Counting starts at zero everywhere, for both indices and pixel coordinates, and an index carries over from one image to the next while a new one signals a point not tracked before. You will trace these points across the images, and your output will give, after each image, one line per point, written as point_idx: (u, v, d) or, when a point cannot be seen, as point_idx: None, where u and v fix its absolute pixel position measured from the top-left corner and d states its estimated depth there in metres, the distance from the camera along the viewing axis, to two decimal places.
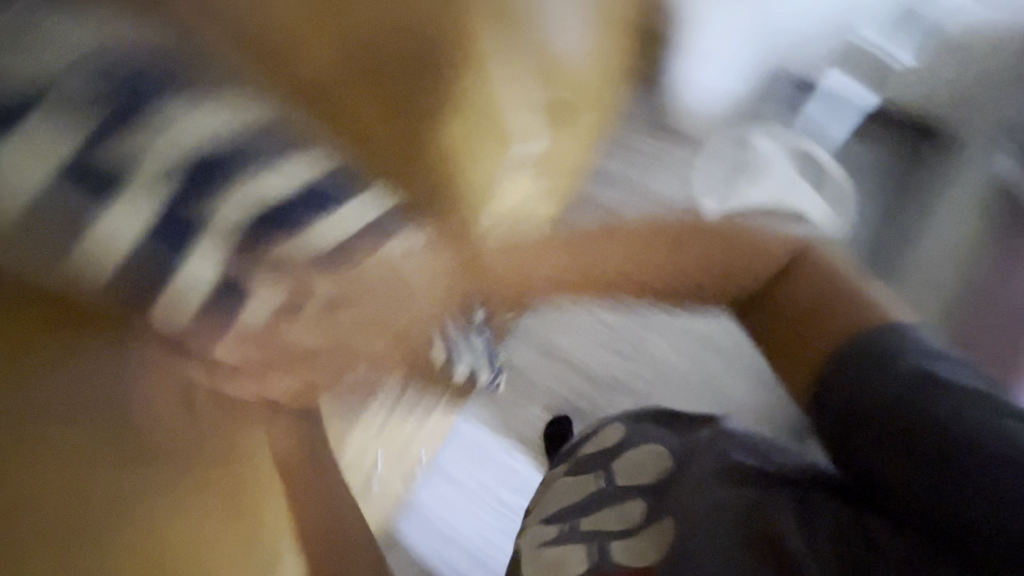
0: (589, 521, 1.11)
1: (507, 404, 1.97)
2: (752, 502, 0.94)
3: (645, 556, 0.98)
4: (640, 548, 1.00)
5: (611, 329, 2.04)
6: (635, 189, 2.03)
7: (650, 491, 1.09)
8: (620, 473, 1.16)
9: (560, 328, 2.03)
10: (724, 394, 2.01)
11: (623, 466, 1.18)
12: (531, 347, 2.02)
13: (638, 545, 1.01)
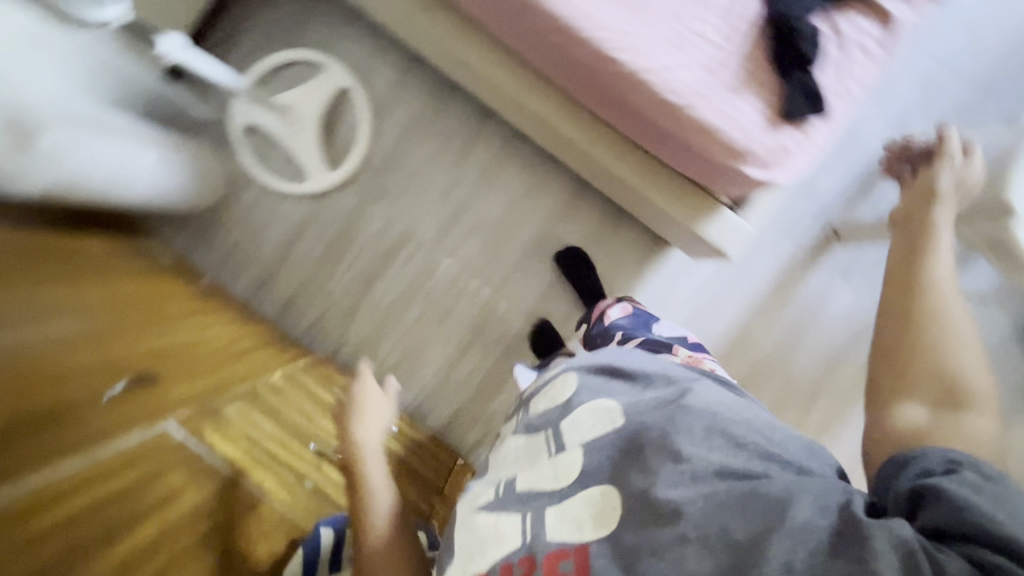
0: (528, 443, 0.72)
1: (438, 391, 1.35)
2: (834, 502, 0.54)
3: (592, 530, 0.58)
4: (591, 509, 0.60)
5: (352, 256, 1.37)
6: (299, 184, 1.35)
7: (633, 443, 0.63)
8: (559, 398, 0.74)
9: (358, 320, 1.36)
10: (445, 115, 1.34)
11: (589, 401, 0.70)
12: (377, 341, 1.35)
13: (579, 511, 0.61)
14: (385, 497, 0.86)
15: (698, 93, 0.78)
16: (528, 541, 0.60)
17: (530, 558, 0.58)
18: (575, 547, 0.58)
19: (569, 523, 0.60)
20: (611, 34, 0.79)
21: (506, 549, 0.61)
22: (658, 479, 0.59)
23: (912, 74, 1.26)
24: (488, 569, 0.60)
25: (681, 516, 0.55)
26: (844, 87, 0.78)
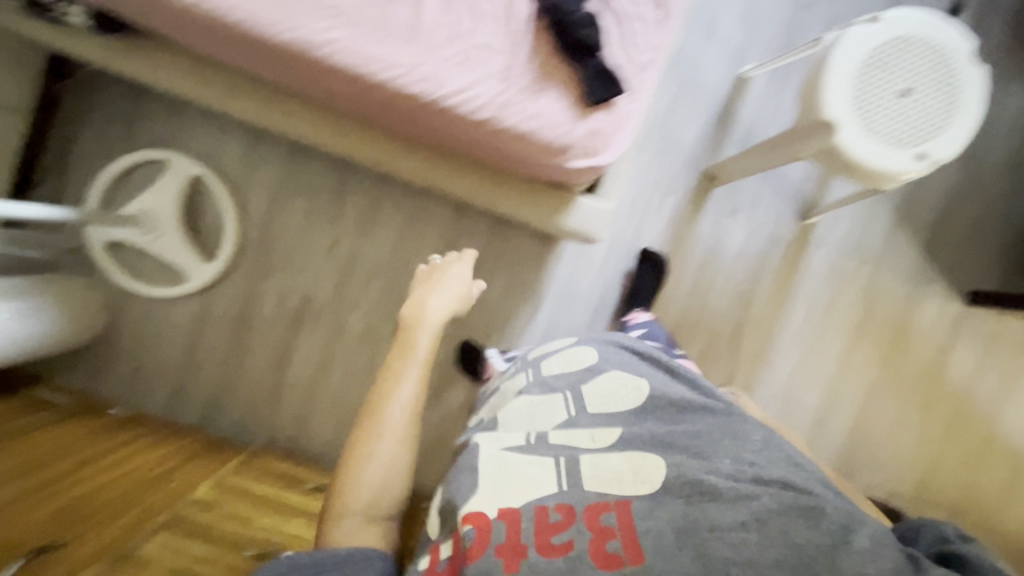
0: (543, 399, 0.86)
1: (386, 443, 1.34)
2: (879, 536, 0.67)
3: (636, 484, 0.72)
4: (632, 470, 0.74)
5: (260, 338, 1.35)
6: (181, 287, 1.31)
7: (687, 445, 0.77)
8: (579, 362, 0.90)
9: (286, 400, 1.34)
10: (306, 174, 1.31)
11: (607, 373, 0.87)
12: (310, 415, 1.34)
13: (618, 466, 0.75)
14: (384, 446, 0.88)
15: (502, 105, 0.78)
16: (563, 488, 0.73)
17: (565, 506, 0.71)
18: (616, 502, 0.71)
19: (603, 480, 0.74)
20: (401, 70, 0.78)
21: (536, 487, 0.74)
22: (714, 469, 0.73)
23: (733, 7, 1.28)
24: (516, 504, 0.72)
25: (754, 495, 0.69)
26: (633, 63, 0.79)
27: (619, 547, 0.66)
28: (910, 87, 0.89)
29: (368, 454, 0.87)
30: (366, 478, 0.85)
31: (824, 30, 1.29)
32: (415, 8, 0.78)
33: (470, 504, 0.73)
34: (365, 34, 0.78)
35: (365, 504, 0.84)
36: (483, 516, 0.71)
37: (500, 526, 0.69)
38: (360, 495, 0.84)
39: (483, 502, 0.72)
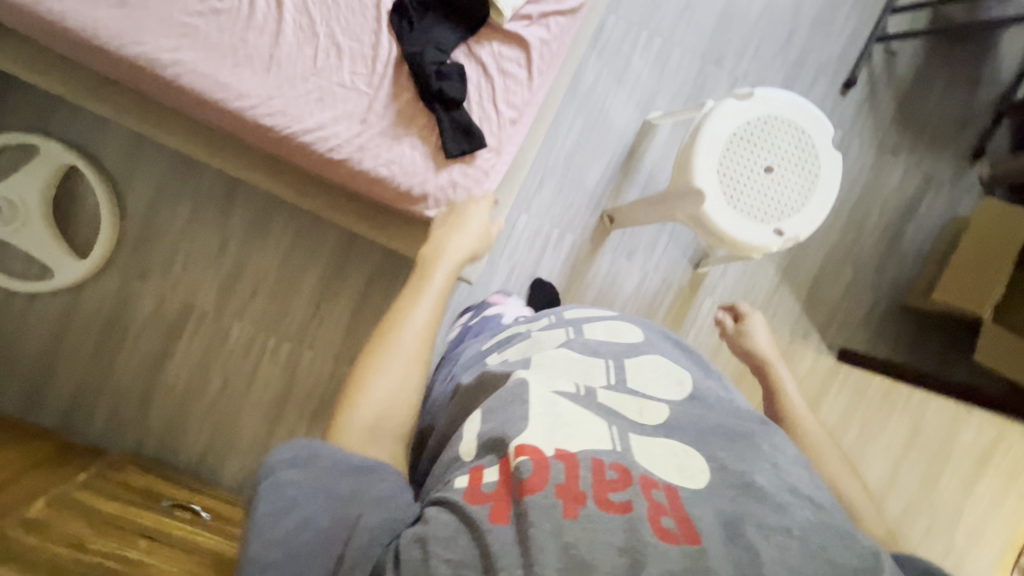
0: (586, 359, 0.66)
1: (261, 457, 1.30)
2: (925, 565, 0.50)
3: (681, 476, 0.50)
4: (676, 459, 0.52)
5: (133, 342, 1.28)
6: (44, 281, 1.23)
7: (733, 435, 0.56)
8: (624, 339, 0.72)
9: (157, 408, 1.29)
10: (192, 175, 1.25)
11: (659, 359, 0.69)
12: (183, 425, 1.29)
13: (663, 452, 0.53)
14: (409, 356, 0.59)
15: (360, 147, 0.76)
16: (619, 449, 0.52)
17: (623, 465, 0.50)
18: (666, 481, 0.49)
19: (652, 459, 0.52)
20: (255, 100, 0.74)
21: (591, 442, 0.52)
22: (757, 470, 0.51)
23: (645, 55, 1.31)
24: (572, 450, 0.50)
25: (789, 506, 0.47)
26: (500, 118, 0.78)
27: (674, 524, 0.45)
28: (774, 163, 0.93)
29: (391, 359, 0.58)
30: (384, 395, 0.56)
31: (729, 88, 1.33)
32: (275, 36, 0.74)
33: (521, 436, 0.50)
34: (216, 57, 0.74)
35: (372, 431, 0.54)
36: (531, 455, 0.48)
37: (559, 465, 0.48)
38: (371, 418, 0.54)
39: (537, 437, 0.50)
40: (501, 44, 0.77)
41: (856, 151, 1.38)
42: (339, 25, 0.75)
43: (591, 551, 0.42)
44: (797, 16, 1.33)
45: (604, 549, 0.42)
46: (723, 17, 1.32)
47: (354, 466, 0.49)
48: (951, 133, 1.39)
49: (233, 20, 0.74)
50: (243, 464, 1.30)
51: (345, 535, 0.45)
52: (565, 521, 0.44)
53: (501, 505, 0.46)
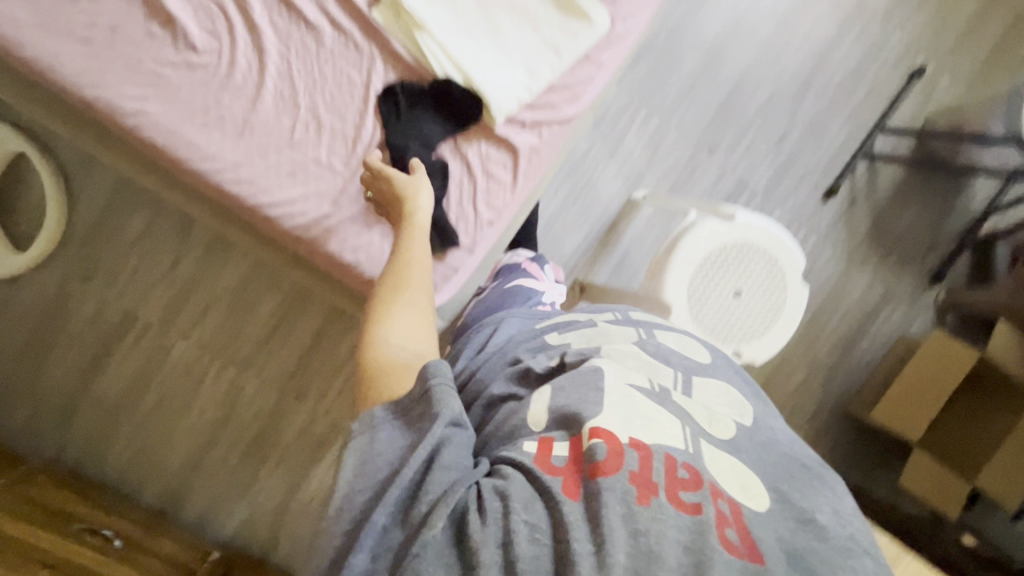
0: (659, 365, 0.62)
1: (188, 477, 1.26)
2: None
3: (745, 494, 0.49)
4: (744, 478, 0.50)
5: (66, 343, 1.21)
6: None
7: (792, 469, 0.54)
8: (698, 357, 0.67)
9: (83, 414, 1.23)
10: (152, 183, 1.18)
11: (734, 388, 0.64)
12: (109, 435, 1.24)
13: (731, 467, 0.51)
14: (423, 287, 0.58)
15: (327, 229, 0.73)
16: (691, 451, 0.50)
17: (696, 469, 0.48)
18: (731, 495, 0.48)
19: (719, 467, 0.50)
20: (222, 165, 0.70)
21: (665, 438, 0.50)
22: (821, 510, 0.49)
23: (640, 134, 1.31)
24: (648, 444, 0.48)
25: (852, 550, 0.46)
26: (477, 217, 0.76)
27: (738, 537, 0.43)
28: (743, 289, 0.94)
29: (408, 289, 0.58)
30: (411, 320, 0.55)
31: (715, 179, 1.34)
32: (253, 100, 0.70)
33: (596, 419, 0.49)
34: (185, 113, 0.69)
35: (407, 356, 0.52)
36: (610, 444, 0.47)
37: (633, 454, 0.47)
38: (395, 347, 0.53)
39: (613, 422, 0.49)
40: (489, 146, 0.74)
41: (827, 259, 1.41)
42: (323, 99, 0.71)
43: (659, 545, 0.41)
44: (791, 120, 1.35)
45: (670, 543, 0.42)
46: (720, 109, 1.32)
47: (449, 418, 0.47)
48: (915, 254, 1.44)
49: (209, 77, 0.69)
50: (167, 484, 1.26)
51: (423, 477, 0.45)
52: (638, 507, 0.43)
53: (570, 481, 0.46)
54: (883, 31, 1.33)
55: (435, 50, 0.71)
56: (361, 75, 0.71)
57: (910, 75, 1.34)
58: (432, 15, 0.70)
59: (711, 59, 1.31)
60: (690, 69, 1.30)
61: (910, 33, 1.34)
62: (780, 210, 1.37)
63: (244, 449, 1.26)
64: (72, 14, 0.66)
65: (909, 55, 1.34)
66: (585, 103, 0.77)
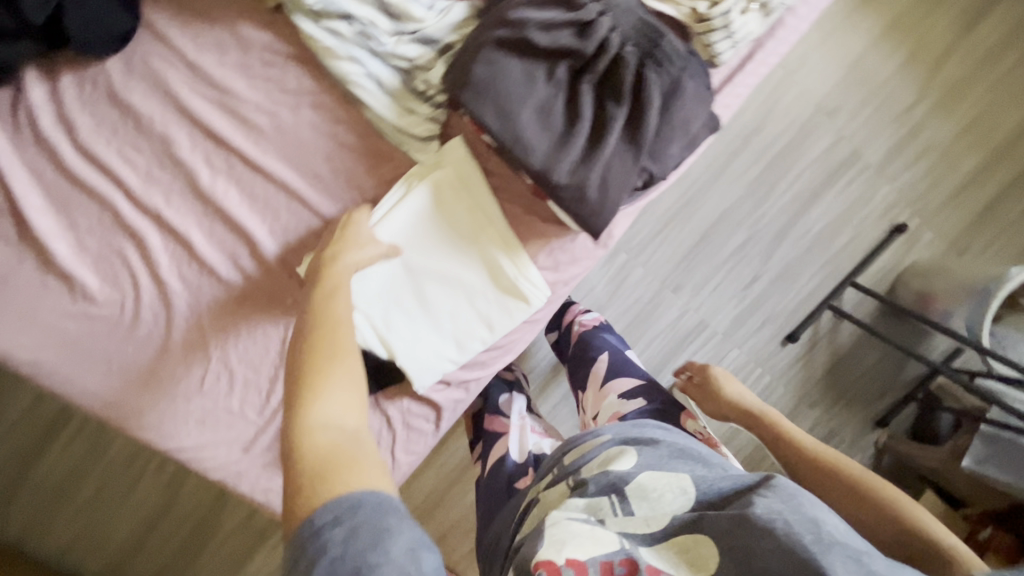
0: (591, 504, 0.52)
1: (127, 556, 1.25)
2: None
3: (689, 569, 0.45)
4: (685, 552, 0.46)
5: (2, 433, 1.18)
6: None
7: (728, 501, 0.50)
8: (614, 467, 0.55)
9: (21, 495, 1.21)
10: None
11: (656, 471, 0.54)
12: (49, 514, 1.22)
13: (671, 550, 0.47)
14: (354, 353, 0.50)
15: (237, 473, 0.70)
16: (627, 547, 0.46)
17: (632, 559, 0.45)
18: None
19: (665, 559, 0.46)
20: (126, 412, 0.66)
21: (599, 547, 0.46)
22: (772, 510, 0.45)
23: (604, 269, 1.27)
24: (584, 560, 0.44)
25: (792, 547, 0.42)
26: (395, 463, 0.73)
27: None
28: None
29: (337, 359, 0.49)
30: (343, 399, 0.46)
31: (677, 317, 1.31)
32: (160, 352, 0.65)
33: (536, 552, 0.45)
34: (88, 363, 0.64)
35: (347, 436, 0.43)
36: (550, 565, 0.43)
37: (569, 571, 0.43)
38: (331, 426, 0.43)
39: (547, 548, 0.45)
40: (411, 399, 0.72)
41: (779, 398, 1.40)
42: (237, 353, 0.67)
43: None
44: (764, 265, 1.29)
45: None
46: (693, 250, 1.27)
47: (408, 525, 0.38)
48: (866, 398, 1.44)
49: (112, 328, 0.64)
50: (108, 561, 1.25)
51: None
52: None
53: None
54: (872, 184, 1.26)
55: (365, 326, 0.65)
56: (278, 330, 0.67)
57: (891, 232, 1.28)
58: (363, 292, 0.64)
59: (689, 198, 1.24)
60: (665, 206, 1.24)
61: (900, 187, 1.27)
62: (738, 350, 1.35)
63: (181, 539, 1.24)
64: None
65: (894, 210, 1.28)
66: (517, 352, 0.75)
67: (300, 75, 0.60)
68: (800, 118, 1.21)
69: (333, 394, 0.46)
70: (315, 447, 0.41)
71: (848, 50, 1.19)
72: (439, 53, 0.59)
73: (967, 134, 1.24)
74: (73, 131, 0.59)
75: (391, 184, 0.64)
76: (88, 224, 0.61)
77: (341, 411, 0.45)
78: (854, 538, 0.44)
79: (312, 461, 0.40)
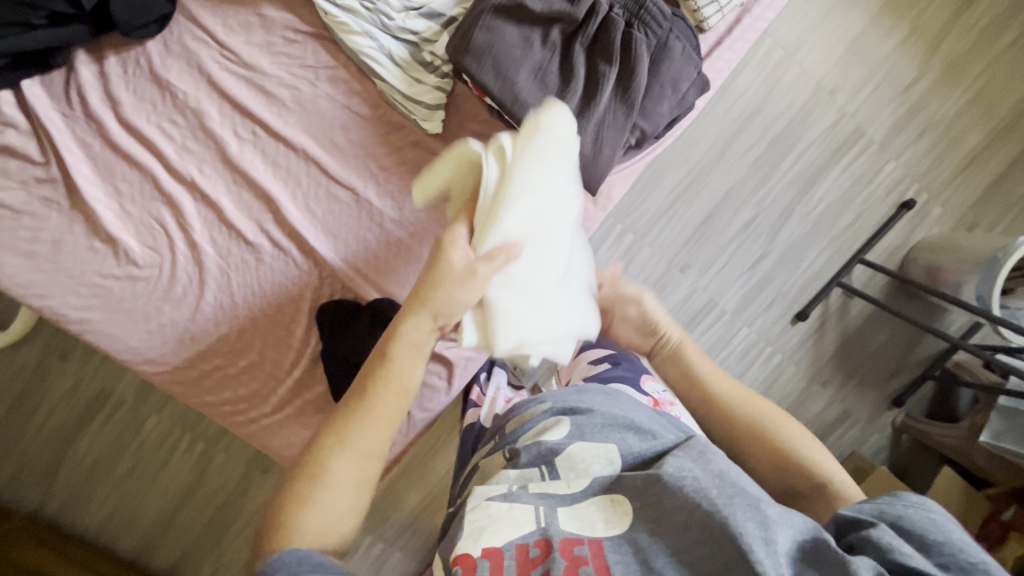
0: (522, 474, 0.52)
1: (161, 532, 1.30)
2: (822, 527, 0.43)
3: (607, 529, 0.46)
4: (602, 510, 0.48)
5: (46, 410, 1.24)
6: None
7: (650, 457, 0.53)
8: (548, 438, 0.55)
9: (62, 472, 1.26)
10: None
11: (584, 442, 0.53)
12: (87, 491, 1.27)
13: (586, 510, 0.48)
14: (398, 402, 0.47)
15: (262, 427, 0.75)
16: (544, 523, 0.46)
17: (547, 538, 0.44)
18: (592, 538, 0.45)
19: (578, 520, 0.47)
20: (162, 367, 0.72)
21: (516, 529, 0.46)
22: (674, 465, 0.48)
23: (612, 249, 1.30)
24: (500, 545, 0.44)
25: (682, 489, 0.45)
26: (410, 419, 0.78)
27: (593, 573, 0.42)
28: None
29: (350, 447, 0.45)
30: (338, 501, 0.44)
31: (684, 297, 1.33)
32: (193, 311, 0.71)
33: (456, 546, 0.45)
34: (129, 321, 0.70)
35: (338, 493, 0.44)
36: (466, 558, 0.43)
37: (484, 564, 0.42)
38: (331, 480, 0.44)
39: (463, 538, 0.45)
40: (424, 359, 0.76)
41: (791, 378, 1.40)
42: (261, 312, 0.72)
43: None
44: (770, 245, 1.31)
45: None
46: (699, 229, 1.30)
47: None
48: (880, 378, 1.43)
49: (152, 288, 0.70)
50: (143, 537, 1.30)
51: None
52: None
53: None
54: (878, 161, 1.27)
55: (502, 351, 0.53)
56: (299, 290, 0.72)
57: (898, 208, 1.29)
58: (490, 322, 0.51)
59: (695, 178, 1.27)
60: (671, 187, 1.27)
61: (905, 163, 1.28)
62: (747, 329, 1.36)
63: (210, 515, 1.29)
64: (16, 229, 0.66)
65: (899, 186, 1.29)
66: None
67: (317, 52, 0.66)
68: (802, 97, 1.23)
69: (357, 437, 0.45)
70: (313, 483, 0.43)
71: (848, 28, 1.21)
72: (443, 26, 0.64)
73: (972, 108, 1.25)
74: (117, 107, 0.65)
75: (401, 151, 0.69)
76: (130, 192, 0.68)
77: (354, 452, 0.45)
78: (754, 486, 0.46)
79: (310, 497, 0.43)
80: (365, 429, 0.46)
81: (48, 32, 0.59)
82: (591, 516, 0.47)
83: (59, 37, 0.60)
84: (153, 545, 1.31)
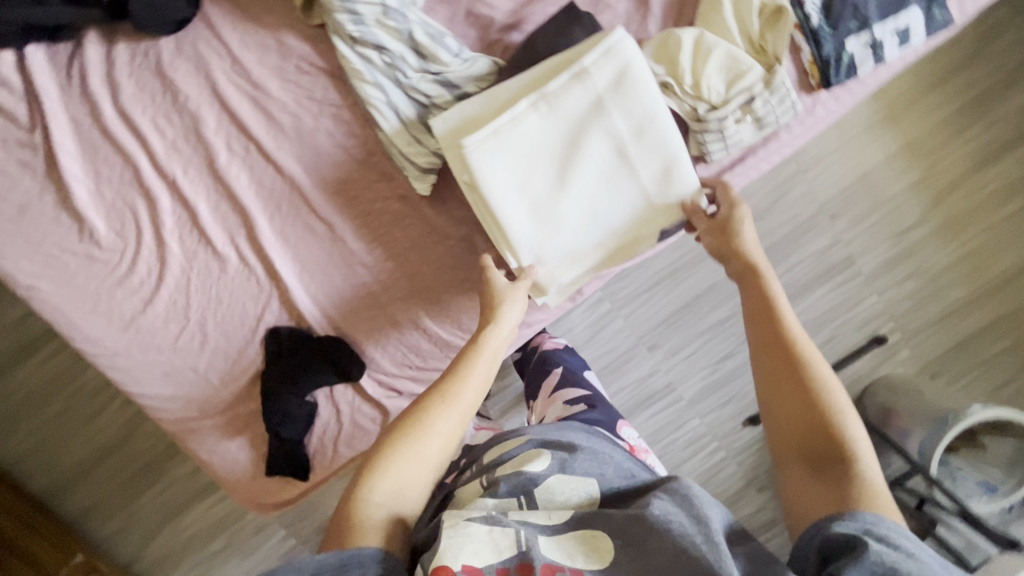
0: (500, 504, 0.50)
1: (74, 480, 1.27)
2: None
3: (586, 560, 0.45)
4: (583, 542, 0.47)
5: None
6: None
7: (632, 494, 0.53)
8: (527, 467, 0.52)
9: None
10: None
11: (565, 475, 0.52)
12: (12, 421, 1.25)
13: (569, 542, 0.47)
14: (481, 380, 0.56)
15: (187, 429, 0.74)
16: (524, 549, 0.45)
17: (528, 564, 0.44)
18: (573, 567, 0.45)
19: (559, 549, 0.46)
20: (100, 350, 0.70)
21: (495, 554, 0.44)
22: (657, 501, 0.48)
23: (588, 312, 1.31)
24: (480, 567, 0.43)
25: (668, 528, 0.45)
26: (335, 454, 0.75)
27: None
28: None
29: (450, 403, 0.53)
30: (420, 461, 0.50)
31: (645, 375, 1.34)
32: (145, 303, 0.70)
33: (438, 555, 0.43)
34: (79, 300, 0.69)
35: (429, 456, 0.51)
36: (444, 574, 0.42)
37: None
38: (427, 442, 0.51)
39: (444, 548, 0.44)
40: (363, 401, 0.74)
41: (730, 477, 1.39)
42: (214, 319, 0.71)
43: None
44: (739, 345, 1.33)
45: None
46: (675, 314, 1.31)
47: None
48: None
49: (111, 271, 0.69)
50: (54, 481, 1.27)
51: None
52: None
53: None
54: (861, 292, 1.28)
55: (556, 288, 0.70)
56: (256, 307, 0.71)
57: (869, 341, 1.29)
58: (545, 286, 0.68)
59: (681, 266, 1.29)
60: (658, 268, 1.29)
61: (886, 301, 1.28)
62: (699, 420, 1.36)
63: (125, 475, 1.26)
64: None
65: (875, 321, 1.29)
66: None
67: (327, 88, 0.66)
68: (803, 215, 1.24)
69: (456, 402, 0.53)
70: (407, 442, 0.50)
71: (861, 161, 1.23)
72: (454, 98, 0.65)
73: (961, 264, 1.27)
74: (116, 94, 0.65)
75: (388, 201, 0.69)
76: (110, 176, 0.67)
77: (450, 417, 0.53)
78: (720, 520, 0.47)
79: (401, 459, 0.50)
80: (459, 397, 0.54)
81: (61, 10, 0.62)
82: (573, 547, 0.46)
83: (71, 16, 0.62)
84: (61, 490, 1.28)
